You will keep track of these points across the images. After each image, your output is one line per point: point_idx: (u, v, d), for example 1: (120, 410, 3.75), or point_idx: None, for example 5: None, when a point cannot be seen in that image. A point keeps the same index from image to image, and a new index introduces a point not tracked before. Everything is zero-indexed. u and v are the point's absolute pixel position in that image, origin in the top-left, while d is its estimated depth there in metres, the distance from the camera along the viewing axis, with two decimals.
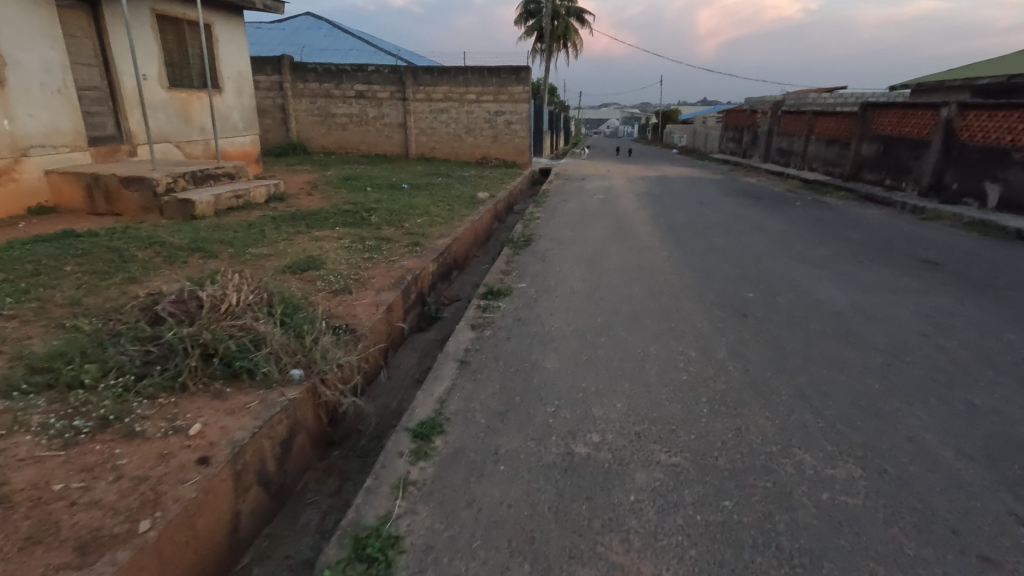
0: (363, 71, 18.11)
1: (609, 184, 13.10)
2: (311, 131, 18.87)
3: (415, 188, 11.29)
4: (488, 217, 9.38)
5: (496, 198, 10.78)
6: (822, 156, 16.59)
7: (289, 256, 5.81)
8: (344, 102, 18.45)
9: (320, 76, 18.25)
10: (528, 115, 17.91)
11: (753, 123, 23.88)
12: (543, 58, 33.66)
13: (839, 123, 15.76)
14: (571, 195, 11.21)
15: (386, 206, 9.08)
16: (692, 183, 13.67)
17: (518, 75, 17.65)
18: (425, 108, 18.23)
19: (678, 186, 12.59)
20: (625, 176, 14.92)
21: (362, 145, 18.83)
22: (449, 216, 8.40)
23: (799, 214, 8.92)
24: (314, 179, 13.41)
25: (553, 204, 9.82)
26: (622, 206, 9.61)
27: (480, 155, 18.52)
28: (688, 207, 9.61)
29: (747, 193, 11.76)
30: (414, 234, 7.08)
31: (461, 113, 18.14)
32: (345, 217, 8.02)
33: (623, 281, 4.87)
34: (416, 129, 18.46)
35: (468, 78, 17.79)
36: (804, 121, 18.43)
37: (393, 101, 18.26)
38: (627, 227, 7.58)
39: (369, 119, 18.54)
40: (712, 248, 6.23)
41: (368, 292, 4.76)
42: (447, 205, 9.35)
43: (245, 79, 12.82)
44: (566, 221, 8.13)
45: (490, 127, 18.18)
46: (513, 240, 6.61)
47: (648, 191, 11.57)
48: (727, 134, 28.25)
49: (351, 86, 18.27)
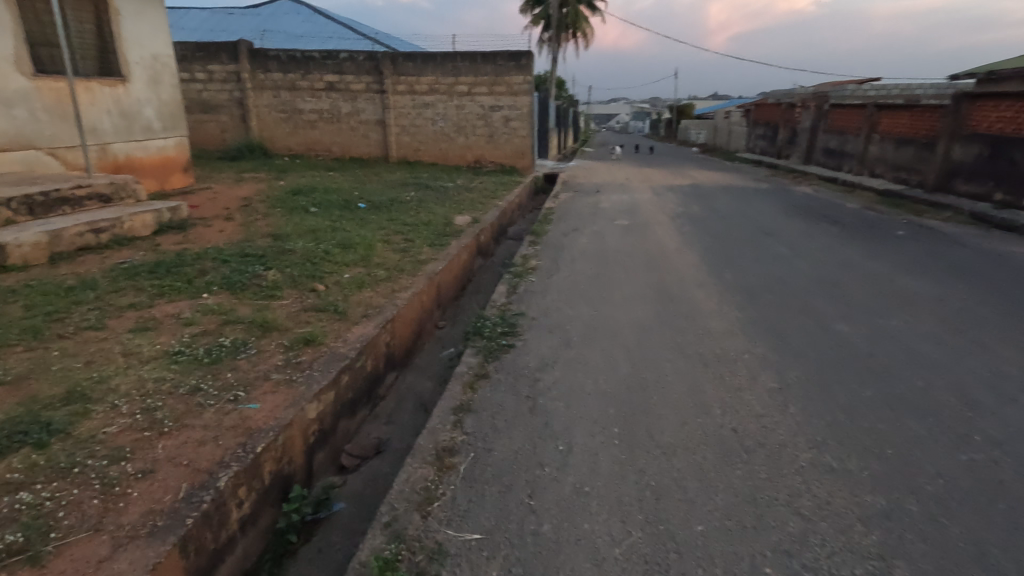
0: (334, 58, 15.29)
1: (631, 199, 10.18)
2: (275, 131, 16.15)
3: (373, 210, 8.50)
4: (463, 261, 6.52)
5: (479, 226, 7.90)
6: (890, 161, 13.58)
7: (35, 388, 3.00)
8: (313, 96, 15.68)
9: (284, 64, 15.50)
10: (530, 110, 15.01)
11: (792, 119, 20.78)
12: (550, 49, 30.69)
13: (913, 120, 12.78)
14: (581, 217, 8.33)
15: (314, 244, 6.27)
16: (734, 198, 10.73)
17: (517, 62, 14.69)
18: (407, 102, 15.36)
19: (721, 204, 9.68)
20: (648, 186, 12.04)
21: (334, 147, 16.05)
22: (397, 265, 5.56)
23: (924, 255, 6.00)
24: (258, 192, 10.67)
25: (558, 236, 6.96)
26: (657, 239, 6.73)
27: (473, 158, 15.61)
28: (749, 238, 6.72)
29: (816, 213, 8.85)
30: (318, 312, 4.25)
31: (449, 109, 15.25)
32: (234, 267, 5.26)
33: (712, 515, 2.02)
34: (396, 128, 15.61)
35: (458, 66, 14.91)
36: (861, 116, 15.39)
37: (369, 94, 15.43)
38: (676, 290, 4.71)
39: (341, 116, 15.75)
40: (849, 357, 3.36)
41: (85, 555, 1.92)
42: (402, 242, 6.52)
43: (163, 65, 10.01)
44: (575, 272, 5.26)
45: (485, 125, 15.26)
46: (483, 331, 3.76)
47: (684, 213, 8.66)
48: (757, 131, 25.11)
49: (320, 78, 15.50)
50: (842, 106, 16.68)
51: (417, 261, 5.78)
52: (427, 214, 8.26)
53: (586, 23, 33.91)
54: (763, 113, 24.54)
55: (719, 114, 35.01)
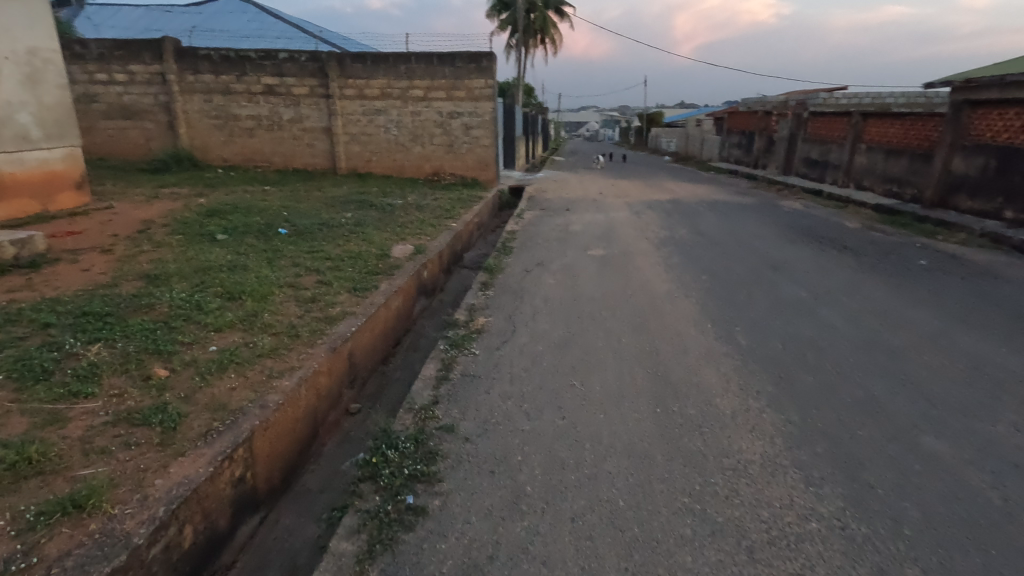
0: (272, 58, 13.65)
1: (606, 219, 8.88)
2: (208, 140, 14.42)
3: (296, 237, 6.98)
4: (395, 310, 5.04)
5: (423, 257, 6.42)
6: (881, 173, 12.69)
7: None
8: (250, 100, 14.02)
9: (216, 65, 13.80)
10: (493, 117, 13.64)
11: (769, 128, 19.94)
12: (517, 55, 29.52)
13: (905, 128, 11.95)
14: (547, 244, 6.94)
15: (193, 292, 4.71)
16: (721, 215, 9.53)
17: (478, 64, 13.29)
18: (355, 108, 13.81)
19: (708, 224, 8.45)
20: (624, 201, 10.80)
21: (275, 157, 14.39)
22: (292, 328, 4.05)
23: (975, 298, 4.80)
24: (168, 212, 9.01)
25: (517, 273, 5.56)
26: (640, 278, 5.39)
27: (431, 170, 14.12)
28: (752, 276, 5.45)
29: (819, 237, 7.67)
30: (129, 430, 2.72)
31: (404, 115, 13.76)
32: (53, 336, 3.70)
33: None
34: (345, 136, 14.04)
35: (412, 68, 13.44)
36: (845, 125, 14.49)
37: (314, 98, 13.84)
38: (676, 367, 3.34)
39: (282, 123, 14.11)
40: (976, 526, 2.05)
41: None
42: (313, 287, 5.01)
43: (45, 61, 8.30)
44: (536, 333, 3.86)
45: (443, 133, 13.82)
46: (380, 475, 2.30)
47: (668, 237, 7.38)
48: (731, 139, 24.31)
49: (257, 80, 13.85)
50: (823, 114, 15.80)
51: (325, 319, 4.27)
52: (359, 242, 6.76)
53: (555, 29, 32.85)
54: (737, 121, 23.72)
55: (690, 123, 34.35)
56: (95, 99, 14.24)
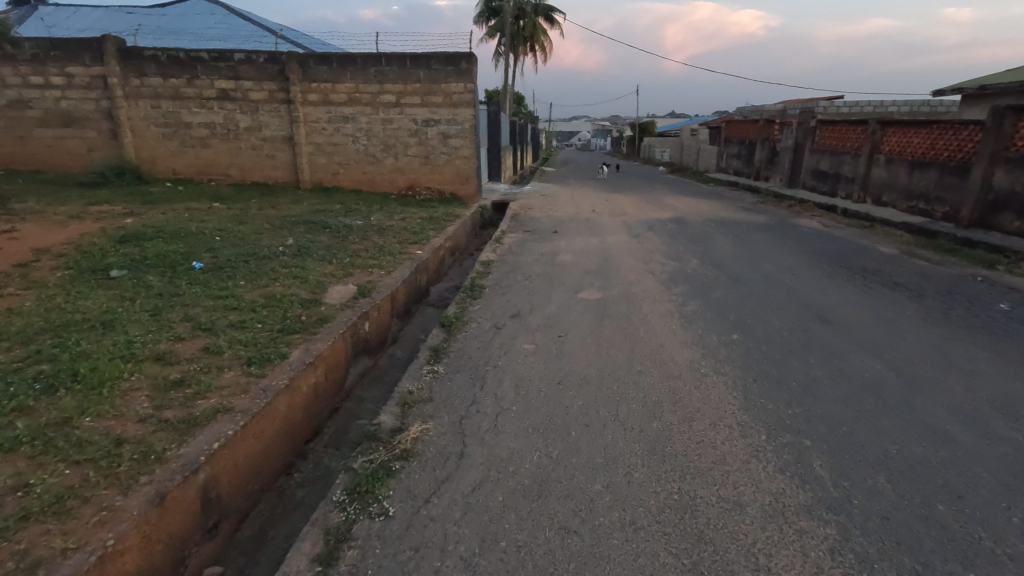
0: (227, 59, 12.23)
1: (600, 244, 7.50)
2: (156, 150, 12.94)
3: (210, 275, 5.50)
4: (308, 391, 3.59)
5: (367, 302, 4.96)
6: (906, 188, 11.43)
7: None
8: (202, 106, 12.58)
9: (165, 66, 12.36)
10: (473, 125, 12.28)
11: (772, 138, 18.77)
12: (506, 63, 28.25)
13: (934, 138, 10.75)
14: (527, 280, 5.53)
15: (4, 375, 3.23)
16: (733, 238, 8.18)
17: (456, 66, 11.92)
18: (320, 114, 12.40)
19: (721, 251, 7.08)
20: (621, 221, 9.45)
21: (232, 169, 12.95)
22: (112, 449, 2.57)
23: None
24: (78, 238, 7.51)
25: (483, 330, 4.12)
26: (650, 337, 3.96)
27: (405, 183, 12.71)
28: (798, 334, 4.07)
29: (858, 269, 6.33)
30: None
31: (374, 123, 12.36)
32: None
33: None
34: (308, 146, 12.61)
35: (383, 71, 12.04)
36: (860, 134, 13.26)
37: (273, 104, 12.42)
38: (733, 552, 1.92)
39: (238, 132, 12.68)
40: None
41: None
42: (189, 361, 3.53)
43: None
44: (496, 463, 2.43)
45: (419, 143, 12.42)
46: None
47: (677, 269, 6.00)
48: (730, 149, 23.13)
49: (210, 84, 12.42)
50: (833, 123, 14.58)
51: (177, 429, 2.78)
52: (287, 282, 5.31)
53: (545, 36, 31.68)
54: (737, 130, 22.51)
55: (685, 133, 33.13)
56: (28, 105, 12.71)
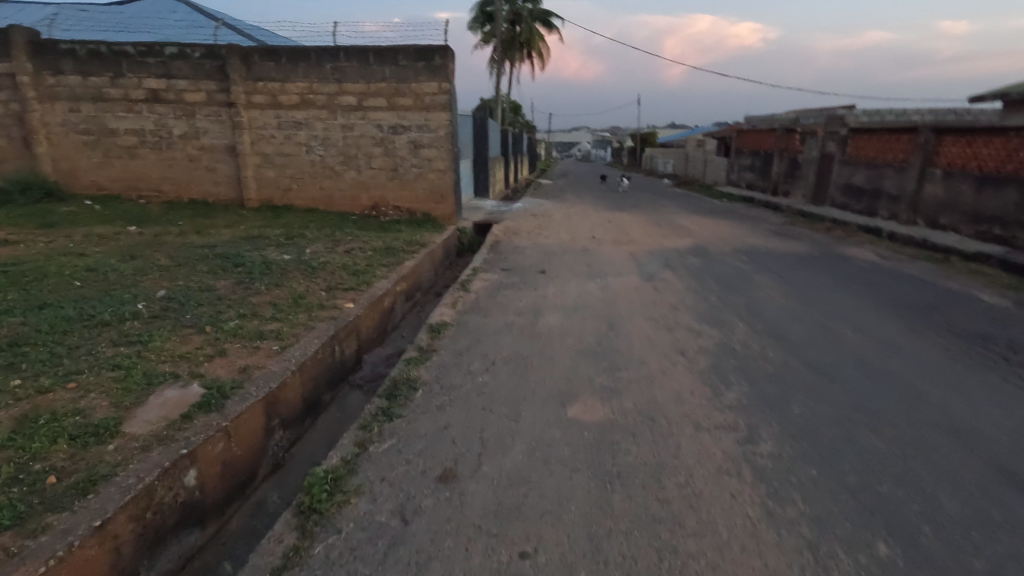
0: (156, 54, 10.27)
1: (603, 291, 5.44)
2: (77, 161, 10.95)
3: None
4: None
5: (204, 426, 2.88)
6: (974, 209, 9.43)
7: None
8: (129, 110, 10.60)
9: (84, 63, 10.40)
10: (451, 131, 10.30)
11: (794, 149, 16.79)
12: (500, 70, 26.45)
13: (1012, 149, 8.78)
14: (487, 372, 3.47)
15: None
16: (780, 279, 6.14)
17: (428, 61, 9.96)
18: (268, 120, 10.42)
19: (771, 303, 5.05)
20: (628, 254, 7.41)
21: (165, 184, 10.96)
22: None
23: None
24: None
25: (373, 530, 2.06)
26: (710, 558, 1.92)
27: (369, 202, 10.70)
28: (1014, 549, 2.01)
29: (984, 339, 4.30)
30: None
31: (332, 130, 10.37)
32: None
33: None
34: (254, 157, 10.63)
35: (341, 67, 10.07)
36: (908, 144, 11.26)
37: (213, 107, 10.45)
38: None
39: (172, 140, 10.70)
40: None
41: None
42: None
43: None
44: None
45: (385, 153, 10.42)
46: None
47: (721, 347, 3.95)
48: (742, 161, 21.17)
49: (137, 83, 10.44)
50: (871, 132, 12.58)
51: None
52: (93, 381, 3.24)
53: (543, 42, 29.92)
54: (750, 140, 20.54)
55: (691, 143, 31.23)
56: None
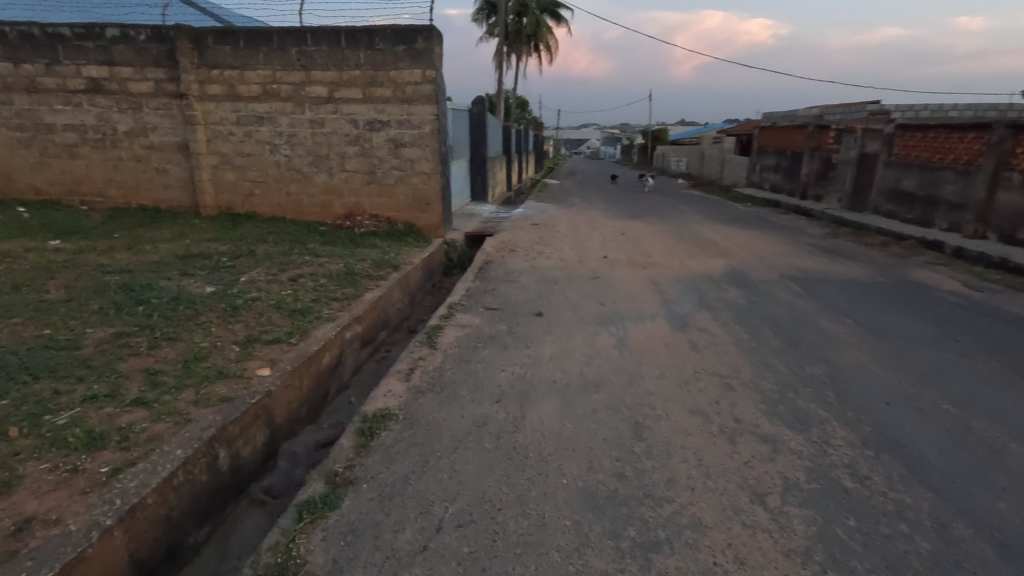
0: (95, 37, 8.81)
1: (620, 351, 3.88)
2: (10, 162, 9.53)
3: None
4: None
5: None
6: None
7: None
8: (67, 102, 9.15)
9: (14, 48, 8.95)
10: (437, 127, 8.76)
11: (827, 147, 15.08)
12: (504, 63, 24.86)
13: None
14: (423, 559, 1.95)
15: None
16: (856, 326, 4.56)
17: (410, 45, 8.43)
18: (226, 113, 8.94)
19: (866, 378, 3.48)
20: (648, 283, 5.85)
21: (111, 188, 9.53)
22: None
23: None
24: None
25: None
26: None
27: (343, 210, 9.21)
28: None
29: None
30: None
31: (299, 125, 8.88)
32: None
33: None
34: (211, 157, 9.17)
35: (308, 52, 8.56)
36: (976, 143, 9.59)
37: (161, 99, 8.99)
38: None
39: (117, 138, 9.27)
40: None
41: None
42: None
43: None
44: None
45: (361, 153, 8.91)
46: None
47: (823, 484, 2.39)
48: (766, 161, 19.42)
49: (75, 71, 9.00)
50: (925, 129, 10.91)
51: None
52: None
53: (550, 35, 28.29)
54: (774, 138, 18.82)
55: (707, 141, 29.41)
56: None
